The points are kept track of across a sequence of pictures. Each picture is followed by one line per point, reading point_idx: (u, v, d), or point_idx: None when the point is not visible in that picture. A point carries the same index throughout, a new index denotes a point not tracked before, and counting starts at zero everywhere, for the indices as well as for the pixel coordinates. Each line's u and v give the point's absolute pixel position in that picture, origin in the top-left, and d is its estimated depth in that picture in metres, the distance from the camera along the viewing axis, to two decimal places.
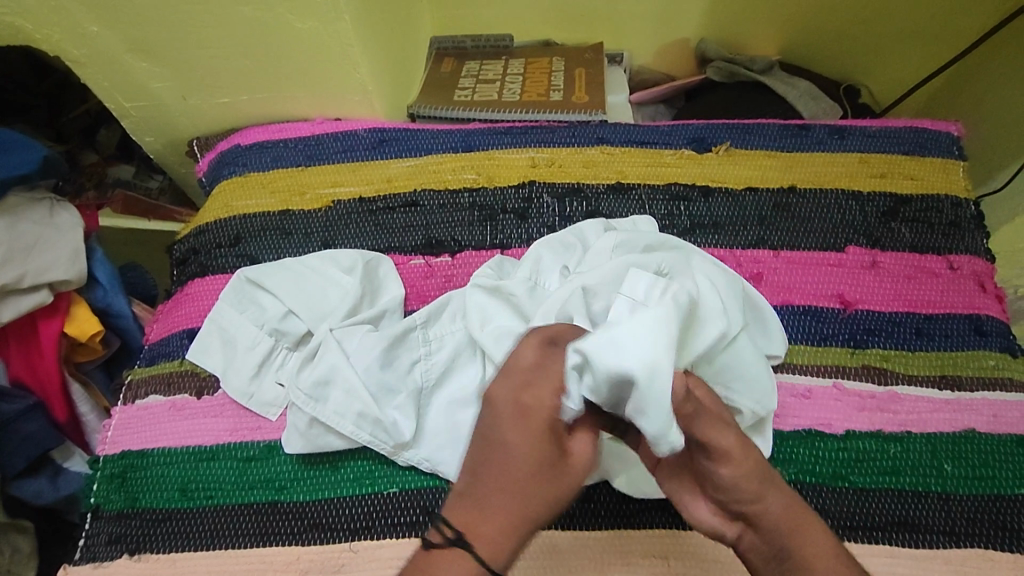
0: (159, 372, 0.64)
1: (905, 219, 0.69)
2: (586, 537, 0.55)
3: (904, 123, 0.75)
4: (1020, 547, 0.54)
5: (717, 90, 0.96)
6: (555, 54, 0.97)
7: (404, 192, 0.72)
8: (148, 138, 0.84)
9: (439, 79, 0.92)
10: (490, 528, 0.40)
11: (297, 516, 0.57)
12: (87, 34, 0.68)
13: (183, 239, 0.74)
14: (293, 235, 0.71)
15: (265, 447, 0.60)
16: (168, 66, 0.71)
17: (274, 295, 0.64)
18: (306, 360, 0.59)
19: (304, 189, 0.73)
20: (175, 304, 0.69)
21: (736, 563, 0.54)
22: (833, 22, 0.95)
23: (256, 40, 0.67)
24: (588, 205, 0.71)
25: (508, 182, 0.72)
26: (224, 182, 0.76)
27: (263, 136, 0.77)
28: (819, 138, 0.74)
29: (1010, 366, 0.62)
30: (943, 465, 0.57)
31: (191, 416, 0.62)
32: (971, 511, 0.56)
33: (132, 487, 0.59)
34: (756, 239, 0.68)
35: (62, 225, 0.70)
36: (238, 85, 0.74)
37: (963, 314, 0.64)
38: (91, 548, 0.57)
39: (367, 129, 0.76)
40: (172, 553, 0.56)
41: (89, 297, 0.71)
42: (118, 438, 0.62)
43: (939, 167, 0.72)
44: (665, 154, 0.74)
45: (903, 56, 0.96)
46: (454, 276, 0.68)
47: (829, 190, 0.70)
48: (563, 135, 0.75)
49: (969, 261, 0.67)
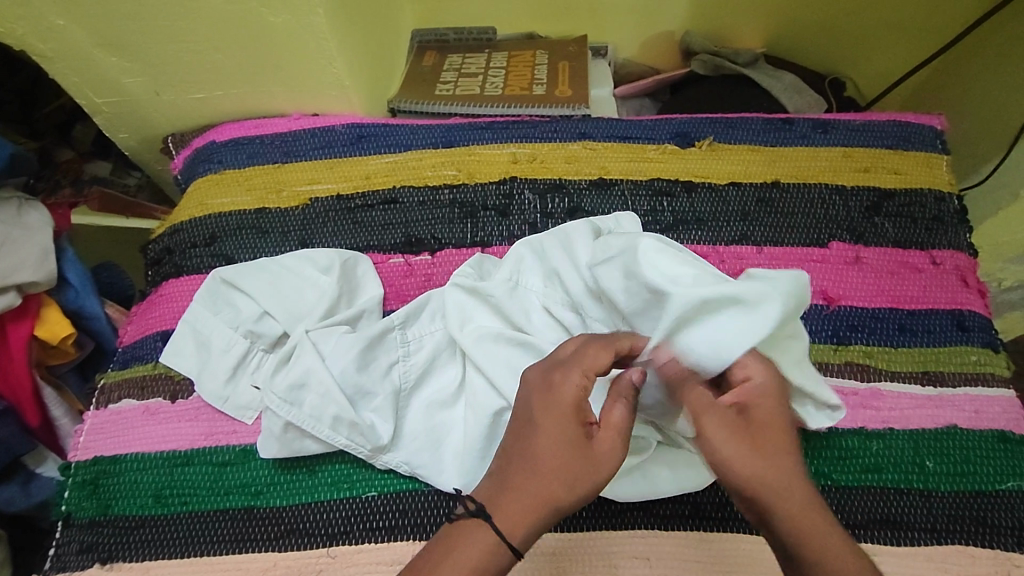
0: (132, 376, 0.63)
1: (888, 214, 0.68)
2: (568, 539, 0.55)
3: (887, 116, 0.75)
4: (1000, 543, 0.54)
5: (702, 83, 0.95)
6: (538, 47, 0.95)
7: (383, 189, 0.71)
8: (121, 135, 0.82)
9: (420, 73, 0.90)
10: (512, 508, 0.41)
11: (274, 521, 0.56)
12: (53, 28, 0.65)
13: (157, 238, 0.72)
14: (270, 233, 0.69)
15: (241, 451, 0.58)
16: (139, 60, 0.69)
17: (249, 296, 0.62)
18: (282, 362, 0.58)
19: (280, 186, 0.72)
20: (149, 306, 0.68)
21: (717, 563, 0.54)
22: (818, 14, 0.94)
23: (228, 33, 0.65)
24: (569, 201, 0.70)
25: (489, 179, 0.71)
26: (200, 180, 0.74)
27: (239, 132, 0.76)
28: (802, 131, 0.73)
29: (992, 361, 0.62)
30: (925, 461, 0.57)
31: (165, 420, 0.60)
32: (952, 508, 0.56)
33: (104, 494, 0.58)
34: (739, 235, 0.68)
35: (32, 225, 0.68)
36: (212, 80, 0.72)
37: (946, 310, 0.64)
38: (62, 557, 0.56)
39: (345, 124, 0.74)
40: (146, 561, 0.55)
41: (60, 299, 0.69)
42: (90, 443, 0.61)
43: (922, 162, 0.71)
44: (648, 150, 0.73)
45: (888, 48, 0.95)
46: (434, 275, 0.67)
47: (813, 185, 0.70)
48: (545, 130, 0.74)
49: (951, 256, 0.67)
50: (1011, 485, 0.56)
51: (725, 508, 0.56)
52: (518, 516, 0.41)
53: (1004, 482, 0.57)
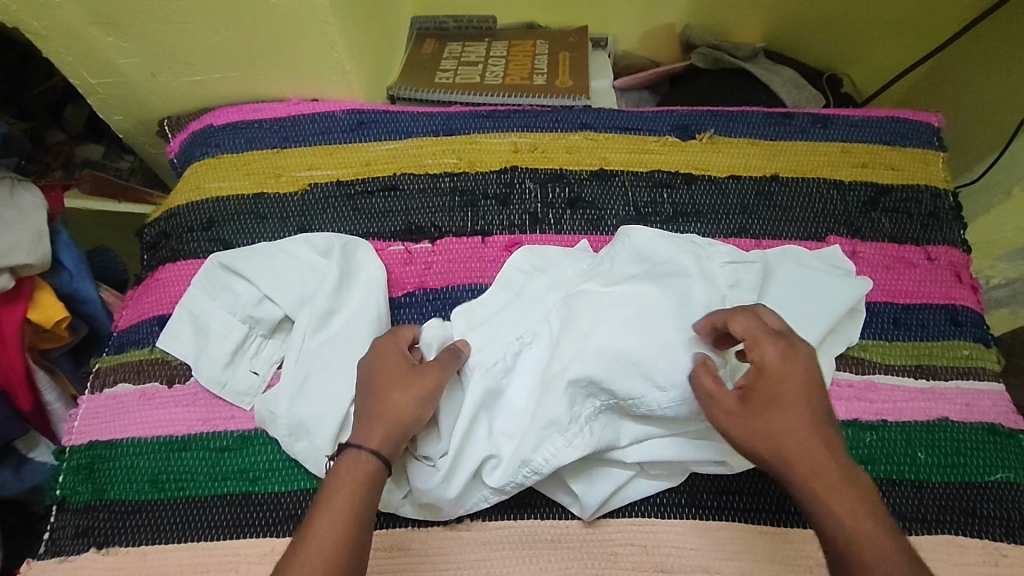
0: (128, 360, 0.62)
1: (885, 209, 0.69)
2: (565, 525, 0.55)
3: (886, 113, 0.75)
4: (988, 532, 0.55)
5: (701, 77, 0.96)
6: (538, 37, 0.95)
7: (383, 176, 0.71)
8: (115, 117, 0.81)
9: (420, 60, 0.90)
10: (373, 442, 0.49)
11: (273, 506, 0.56)
12: (48, 5, 0.64)
13: (153, 222, 0.71)
14: (269, 219, 0.69)
15: (239, 437, 0.58)
16: (136, 41, 0.68)
17: (248, 281, 0.62)
18: (293, 357, 0.59)
19: (279, 171, 0.71)
20: (145, 290, 0.67)
21: (712, 550, 0.55)
22: (818, 10, 0.95)
23: (228, 15, 0.64)
24: (570, 191, 0.70)
25: (489, 168, 0.71)
26: (196, 164, 0.73)
27: (237, 115, 0.75)
28: (802, 126, 0.73)
29: (983, 356, 0.63)
30: (917, 453, 0.58)
31: (162, 405, 0.60)
32: (942, 499, 0.57)
33: (100, 478, 0.58)
34: (739, 228, 0.68)
35: (25, 206, 0.67)
36: (210, 63, 0.71)
37: (940, 305, 0.65)
38: (56, 542, 0.56)
39: (345, 110, 0.74)
40: (142, 546, 0.55)
41: (54, 282, 0.68)
42: (85, 428, 0.60)
43: (919, 158, 0.72)
44: (648, 141, 0.73)
45: (885, 47, 0.96)
46: (434, 263, 0.67)
47: (812, 179, 0.71)
48: (546, 119, 0.74)
49: (946, 252, 0.67)
50: (999, 477, 0.58)
51: (721, 496, 0.57)
52: (380, 435, 0.49)
53: (994, 474, 0.58)
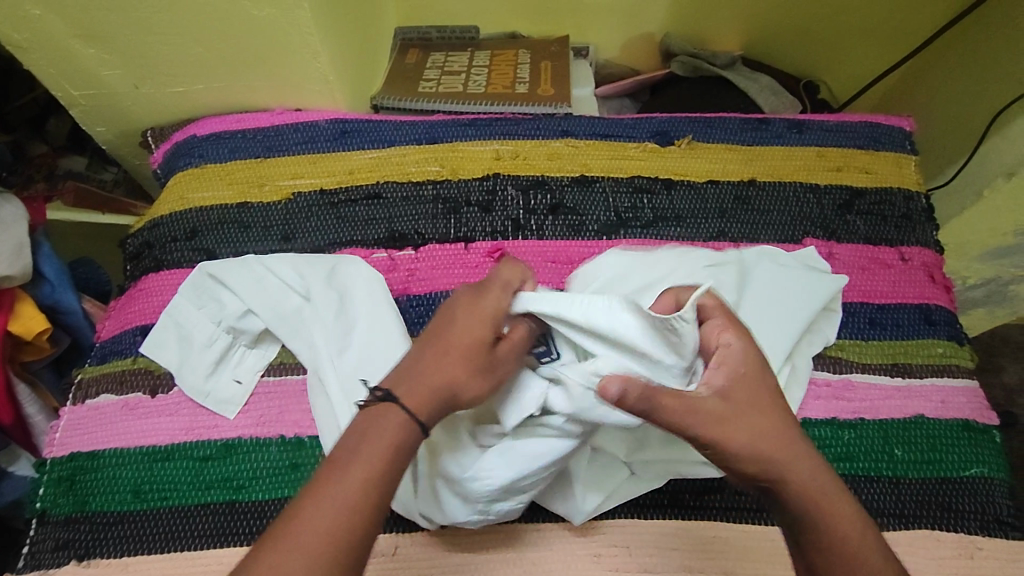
0: (111, 370, 0.62)
1: (860, 212, 0.71)
2: (548, 529, 0.56)
3: (859, 118, 0.77)
4: (964, 526, 0.57)
5: (680, 85, 0.97)
6: (521, 47, 0.96)
7: (366, 184, 0.71)
8: (98, 128, 0.81)
9: (403, 69, 0.91)
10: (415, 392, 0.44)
11: (257, 515, 0.56)
12: (28, 17, 0.64)
13: (136, 232, 0.71)
14: (252, 228, 0.69)
15: (223, 446, 0.58)
16: (118, 53, 0.69)
17: (234, 292, 0.62)
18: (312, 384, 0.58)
19: (262, 181, 0.72)
20: (128, 300, 0.67)
21: (694, 550, 0.55)
22: (793, 18, 0.97)
23: (210, 26, 0.65)
24: (552, 197, 0.71)
25: (472, 175, 0.72)
26: (179, 174, 0.73)
27: (220, 126, 0.75)
28: (778, 131, 0.75)
29: (957, 354, 0.64)
30: (894, 450, 0.59)
31: (145, 415, 0.60)
32: (919, 494, 0.58)
33: (81, 490, 0.57)
34: (717, 231, 0.70)
35: (6, 218, 0.67)
36: (193, 74, 0.72)
37: (915, 304, 0.66)
38: (36, 555, 0.55)
39: (328, 120, 0.74)
40: (125, 557, 0.54)
41: (35, 294, 0.68)
42: (66, 439, 0.60)
43: (892, 161, 0.74)
44: (628, 147, 0.74)
45: (858, 54, 0.99)
46: (417, 270, 0.67)
47: (788, 183, 0.72)
48: (528, 127, 0.75)
49: (920, 252, 0.69)
50: (974, 472, 0.59)
51: (703, 496, 0.57)
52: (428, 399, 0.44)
53: (969, 468, 0.59)
